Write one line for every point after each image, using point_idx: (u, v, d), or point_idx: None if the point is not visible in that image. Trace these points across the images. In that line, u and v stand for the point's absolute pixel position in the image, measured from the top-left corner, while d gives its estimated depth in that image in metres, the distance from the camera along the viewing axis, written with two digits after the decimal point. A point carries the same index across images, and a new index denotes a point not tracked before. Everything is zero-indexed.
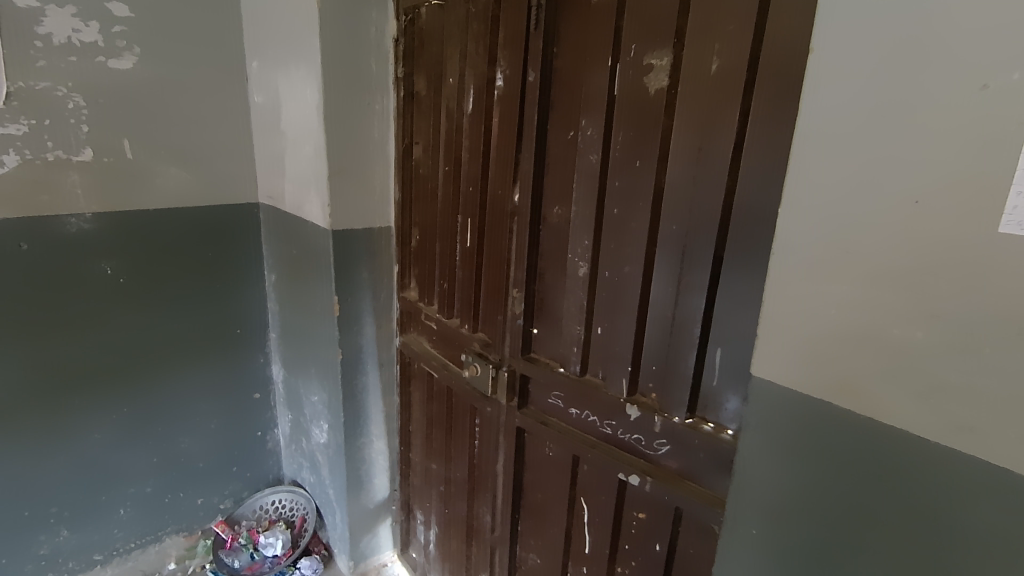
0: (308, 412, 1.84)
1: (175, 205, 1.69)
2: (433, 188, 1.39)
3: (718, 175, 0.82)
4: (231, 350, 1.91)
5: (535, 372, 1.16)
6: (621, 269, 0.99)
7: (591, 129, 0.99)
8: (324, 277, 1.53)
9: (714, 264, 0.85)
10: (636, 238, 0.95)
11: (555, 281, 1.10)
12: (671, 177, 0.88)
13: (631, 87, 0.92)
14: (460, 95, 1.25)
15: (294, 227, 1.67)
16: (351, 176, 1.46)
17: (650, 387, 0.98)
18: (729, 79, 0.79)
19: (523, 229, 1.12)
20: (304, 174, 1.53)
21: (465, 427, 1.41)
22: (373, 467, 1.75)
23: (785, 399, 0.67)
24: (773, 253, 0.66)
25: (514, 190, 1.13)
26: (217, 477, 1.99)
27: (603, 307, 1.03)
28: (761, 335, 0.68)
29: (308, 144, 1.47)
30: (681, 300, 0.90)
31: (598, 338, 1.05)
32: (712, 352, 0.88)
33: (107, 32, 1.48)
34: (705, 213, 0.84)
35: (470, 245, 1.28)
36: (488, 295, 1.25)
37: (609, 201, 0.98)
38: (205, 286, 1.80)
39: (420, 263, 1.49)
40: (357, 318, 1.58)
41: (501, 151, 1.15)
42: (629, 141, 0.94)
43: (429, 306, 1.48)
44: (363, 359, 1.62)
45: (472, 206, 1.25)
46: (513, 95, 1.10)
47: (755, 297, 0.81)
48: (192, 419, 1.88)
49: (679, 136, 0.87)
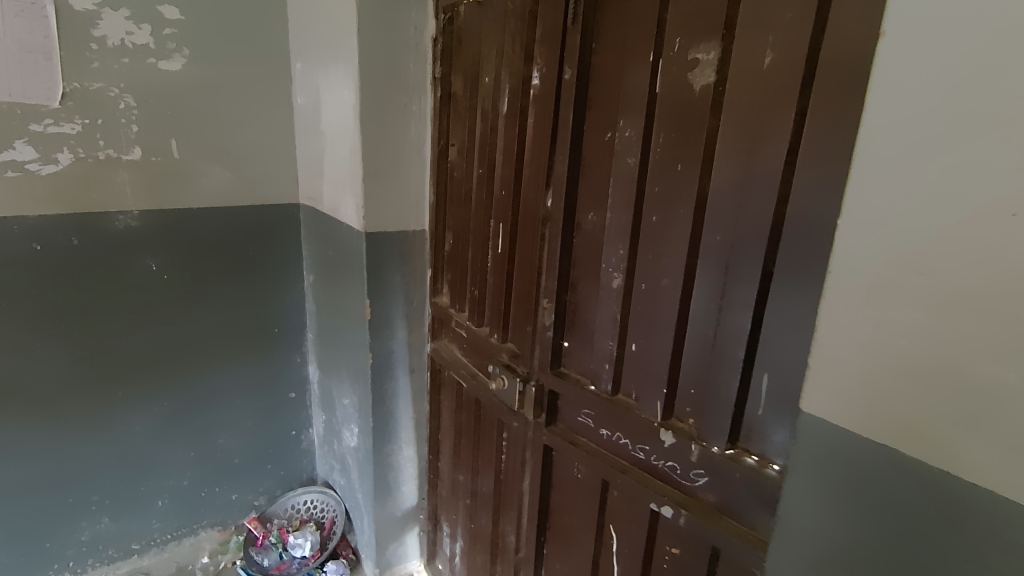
0: (340, 415, 1.83)
1: (219, 205, 1.73)
2: (467, 190, 1.34)
3: (770, 180, 0.73)
4: (269, 349, 1.93)
5: (564, 388, 1.09)
6: (658, 282, 0.91)
7: (630, 128, 0.91)
8: (357, 279, 1.51)
9: (762, 280, 0.76)
10: (675, 249, 0.87)
11: (588, 292, 1.03)
12: (716, 182, 0.81)
13: (674, 84, 0.84)
14: (495, 95, 1.19)
15: (331, 227, 1.66)
16: (387, 177, 1.44)
17: (687, 412, 0.90)
18: (785, 74, 0.70)
19: (555, 236, 1.06)
20: (342, 176, 1.52)
21: (492, 441, 1.35)
22: (401, 473, 1.73)
23: (836, 441, 0.58)
24: (831, 269, 0.57)
25: (547, 194, 1.07)
26: (252, 473, 2.01)
27: (637, 322, 0.95)
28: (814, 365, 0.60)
29: (345, 144, 1.46)
30: (724, 319, 0.82)
31: (633, 355, 0.97)
32: (758, 378, 0.80)
33: (159, 34, 1.52)
34: (753, 223, 0.76)
35: (501, 251, 1.22)
36: (518, 304, 1.19)
37: (647, 208, 0.91)
38: (245, 284, 1.83)
39: (452, 267, 1.45)
40: (388, 322, 1.55)
41: (535, 152, 1.09)
42: (670, 143, 0.86)
43: (460, 312, 1.44)
44: (394, 364, 1.60)
45: (504, 212, 1.20)
46: (549, 95, 1.04)
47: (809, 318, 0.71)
48: (229, 415, 1.91)
49: (727, 137, 0.78)
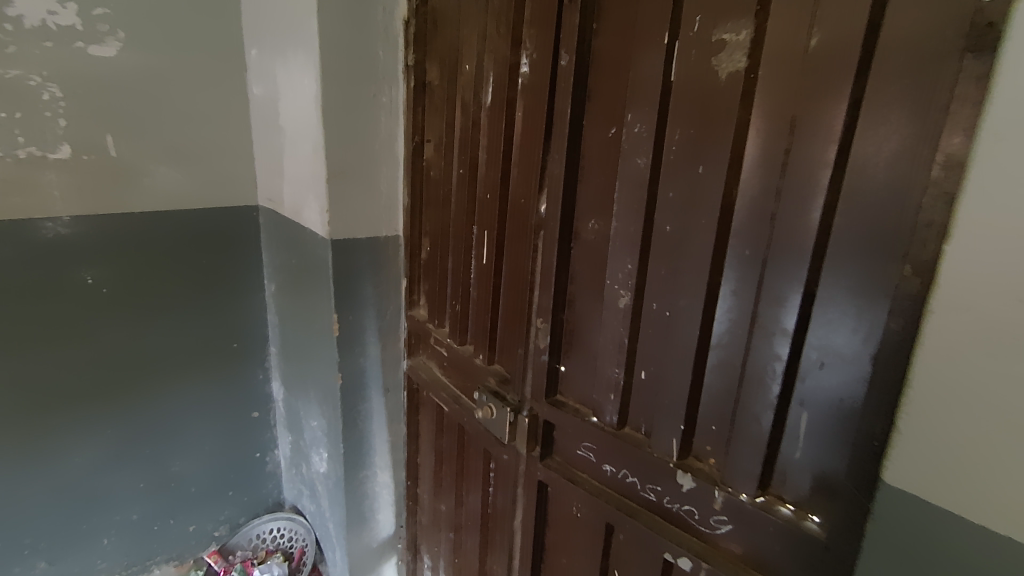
0: (307, 437, 1.67)
1: (165, 208, 1.54)
2: (446, 192, 1.20)
3: (815, 186, 0.62)
4: (228, 365, 1.75)
5: (562, 419, 0.96)
6: (673, 303, 0.79)
7: (639, 123, 0.79)
8: (323, 291, 1.35)
9: (802, 303, 0.65)
10: (694, 264, 0.75)
11: (589, 312, 0.90)
12: (744, 188, 0.69)
13: (694, 71, 0.72)
14: (477, 85, 1.05)
15: (293, 233, 1.50)
16: (356, 177, 1.29)
17: (708, 451, 0.79)
18: (837, 58, 0.59)
19: (550, 247, 0.92)
20: (303, 176, 1.36)
21: (477, 471, 1.21)
22: (376, 501, 1.59)
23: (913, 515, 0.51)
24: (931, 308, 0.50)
25: (540, 199, 0.93)
26: (211, 501, 1.84)
27: (648, 347, 0.83)
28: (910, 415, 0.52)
29: (307, 141, 1.30)
30: (754, 346, 0.71)
31: (642, 384, 0.85)
32: (796, 416, 0.68)
33: (87, 15, 1.32)
34: (792, 236, 0.65)
35: (486, 262, 1.08)
36: (506, 322, 1.05)
37: (659, 216, 0.78)
38: (198, 296, 1.65)
39: (430, 276, 1.30)
40: (359, 338, 1.40)
41: (525, 151, 0.95)
42: (688, 141, 0.73)
43: (439, 327, 1.30)
44: (366, 383, 1.45)
45: (489, 217, 1.06)
46: (541, 84, 0.90)
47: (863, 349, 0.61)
48: (184, 440, 1.73)
49: (760, 134, 0.66)
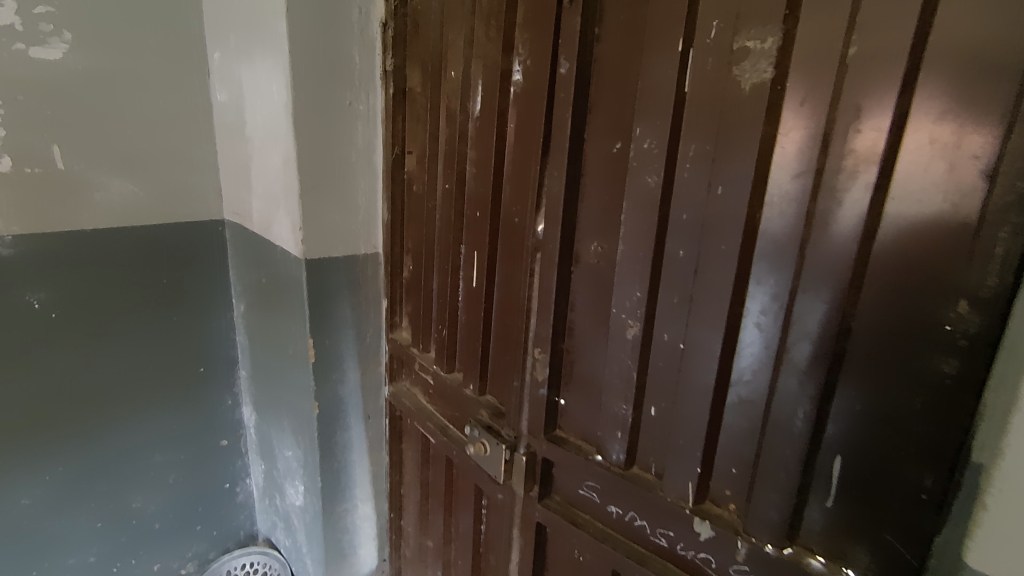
0: (281, 467, 1.56)
1: (120, 225, 1.42)
2: (430, 207, 1.10)
3: (852, 210, 0.56)
4: (193, 391, 1.63)
5: (562, 458, 0.88)
6: (688, 334, 0.72)
7: (649, 138, 0.72)
8: (297, 314, 1.25)
9: (835, 340, 0.59)
10: (713, 294, 0.68)
11: (594, 341, 0.83)
12: (770, 211, 0.62)
13: (711, 82, 0.65)
14: (464, 93, 0.97)
15: (262, 251, 1.39)
16: (332, 191, 1.19)
17: (727, 495, 0.72)
18: (879, 70, 0.52)
19: (548, 271, 0.84)
20: (273, 190, 1.26)
21: (468, 508, 1.12)
22: (357, 535, 1.48)
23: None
24: None
25: (537, 218, 0.85)
26: (178, 538, 1.71)
27: (660, 381, 0.76)
28: (989, 480, 0.52)
29: (276, 152, 1.20)
30: (780, 386, 0.64)
31: (653, 422, 0.78)
32: (828, 462, 0.62)
33: (28, 14, 1.20)
34: (825, 265, 0.58)
35: (475, 284, 1.00)
36: (499, 350, 0.97)
37: (671, 240, 0.71)
38: (159, 318, 1.53)
39: (413, 297, 1.21)
40: (336, 363, 1.30)
41: (518, 166, 0.87)
42: (705, 159, 0.67)
43: (423, 352, 1.21)
44: (345, 411, 1.35)
45: (479, 236, 0.97)
46: (537, 94, 0.83)
47: (910, 391, 0.55)
48: (145, 474, 1.60)
49: (789, 153, 0.60)
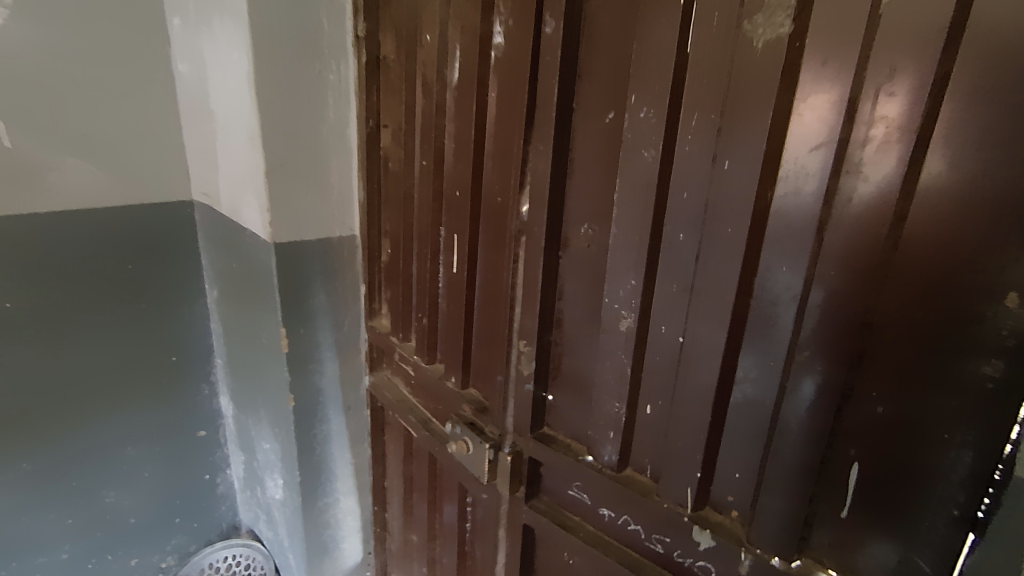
0: (261, 460, 1.50)
1: (77, 207, 1.31)
2: (408, 186, 1.02)
3: (880, 187, 0.48)
4: (166, 382, 1.56)
5: (550, 458, 0.82)
6: (689, 328, 0.64)
7: (646, 107, 0.64)
8: (269, 302, 1.17)
9: (855, 336, 0.52)
10: (717, 284, 0.61)
11: (585, 333, 0.76)
12: (784, 189, 0.54)
13: (718, 42, 0.57)
14: (442, 59, 0.88)
15: (231, 234, 1.30)
16: (302, 170, 1.10)
17: (730, 501, 0.66)
18: (919, 22, 0.44)
19: (534, 257, 0.77)
20: (239, 169, 1.16)
21: (453, 507, 1.06)
22: (341, 530, 1.43)
23: None
24: None
25: (522, 199, 0.77)
26: (157, 532, 1.65)
27: (658, 378, 0.69)
28: None
29: (241, 128, 1.10)
30: (790, 385, 0.57)
31: (649, 422, 0.72)
32: (844, 470, 0.55)
33: None
34: (845, 250, 0.51)
35: (457, 271, 0.92)
36: (482, 342, 0.89)
37: (671, 222, 0.64)
38: (126, 307, 1.44)
39: (392, 283, 1.13)
40: (313, 353, 1.22)
41: (501, 141, 0.79)
42: (710, 130, 0.59)
43: (403, 341, 1.13)
44: (323, 403, 1.28)
45: (459, 219, 0.89)
46: (520, 59, 0.74)
47: (942, 392, 0.48)
48: (118, 469, 1.53)
49: (808, 123, 0.52)
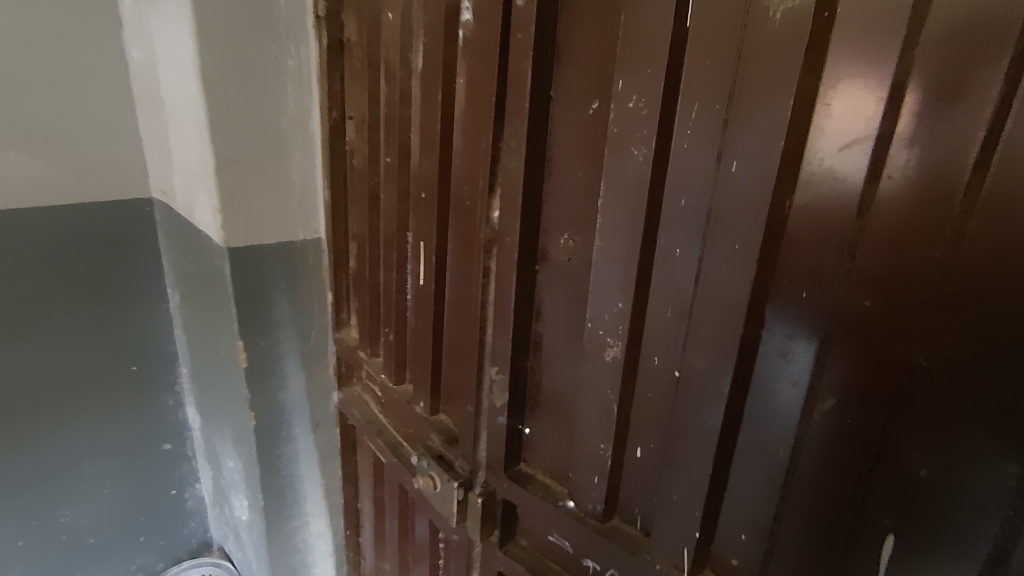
0: (226, 478, 1.39)
1: (19, 204, 1.21)
2: (373, 185, 0.90)
3: (931, 197, 0.38)
4: (126, 393, 1.45)
5: (526, 501, 0.71)
6: (687, 360, 0.54)
7: (636, 95, 0.52)
8: (225, 311, 1.06)
9: (894, 378, 0.41)
10: (721, 309, 0.50)
11: (566, 359, 0.65)
12: (808, 196, 0.44)
13: (723, 12, 0.45)
14: (405, 40, 0.76)
15: (187, 235, 1.19)
16: (258, 166, 0.99)
17: (734, 565, 0.56)
18: None
19: (505, 271, 0.66)
20: (192, 164, 1.05)
21: (424, 542, 0.96)
22: (311, 554, 1.33)
23: None
24: None
25: (492, 203, 0.66)
26: (119, 552, 1.54)
27: (649, 417, 0.59)
28: None
29: (190, 118, 0.99)
30: (810, 437, 0.47)
31: (640, 466, 0.61)
32: (874, 545, 0.45)
33: None
34: (883, 276, 0.41)
35: (423, 283, 0.81)
36: (452, 364, 0.79)
37: (666, 233, 0.53)
38: (79, 313, 1.33)
39: (359, 292, 1.03)
40: (275, 367, 1.12)
41: (469, 135, 0.68)
42: (713, 123, 0.48)
43: (371, 357, 1.03)
44: (288, 421, 1.17)
45: (426, 224, 0.78)
46: (489, 38, 0.63)
47: (997, 459, 0.37)
48: (73, 486, 1.42)
49: (840, 113, 0.41)
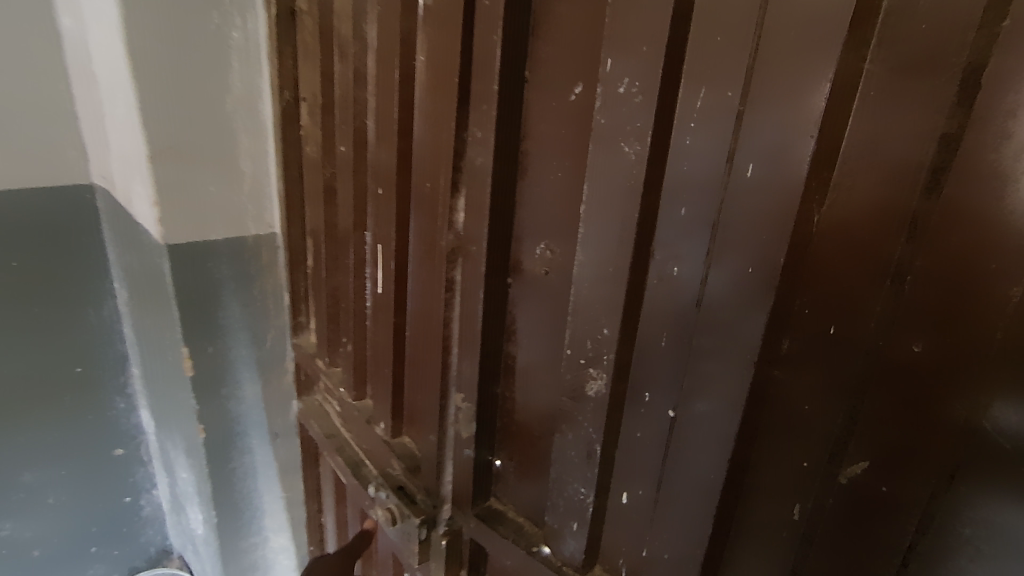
0: (180, 488, 1.29)
1: None
2: (328, 177, 0.80)
3: (1009, 221, 0.29)
4: (71, 396, 1.34)
5: (495, 544, 0.62)
6: (684, 401, 0.45)
7: (628, 78, 0.43)
8: (167, 315, 0.95)
9: (946, 440, 0.33)
10: (728, 345, 0.41)
11: (543, 388, 0.56)
12: (841, 208, 0.35)
13: None
14: (359, 10, 0.65)
15: (128, 228, 1.07)
16: (200, 154, 0.88)
17: None
18: None
19: (472, 285, 0.56)
20: (127, 150, 0.94)
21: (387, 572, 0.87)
22: (272, 571, 1.24)
23: None
24: None
25: (457, 205, 0.57)
26: (67, 564, 1.44)
27: (638, 461, 0.50)
28: None
29: (121, 98, 0.88)
30: (833, 503, 0.39)
31: (625, 514, 0.52)
32: None
33: None
34: (939, 318, 0.32)
35: (382, 292, 0.71)
36: (414, 385, 0.69)
37: (663, 248, 0.43)
38: (13, 311, 1.22)
39: (317, 294, 0.92)
40: (226, 376, 1.02)
41: (429, 124, 0.57)
42: (724, 115, 0.38)
43: (330, 367, 0.93)
44: (242, 432, 1.07)
45: (384, 225, 0.68)
46: (452, 7, 0.52)
47: None
48: (14, 496, 1.31)
49: (892, 104, 0.32)
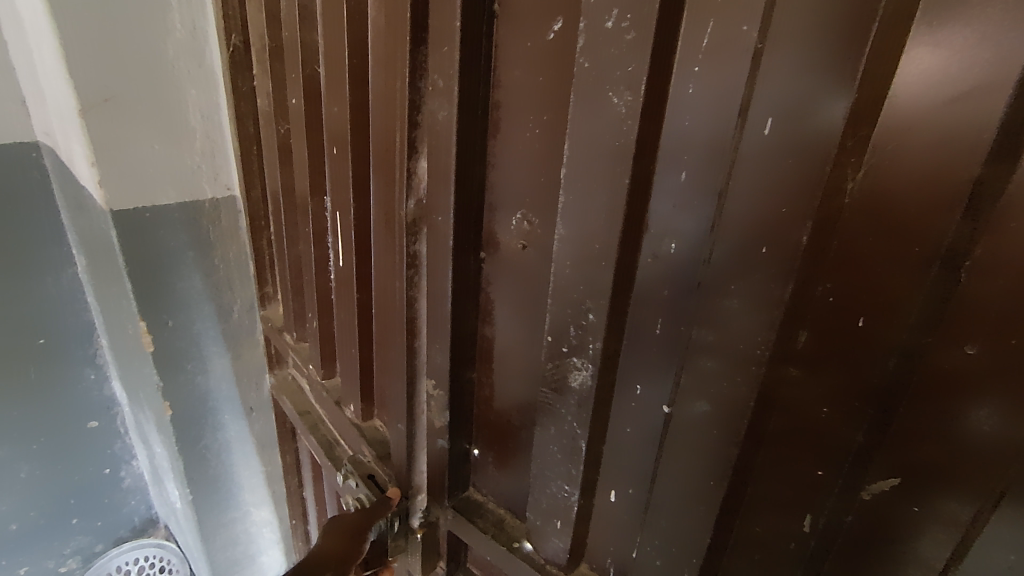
0: (157, 463, 1.25)
1: None
2: (281, 134, 0.71)
3: None
4: (35, 369, 1.27)
5: (473, 538, 0.58)
6: (682, 399, 0.38)
7: (616, 9, 0.34)
8: (121, 287, 0.88)
9: (995, 458, 0.27)
10: (735, 336, 0.34)
11: (522, 375, 0.50)
12: (880, 175, 0.27)
13: None
14: None
15: (74, 190, 0.98)
16: (141, 109, 0.79)
17: None
18: None
19: (438, 261, 0.49)
20: (61, 104, 0.84)
21: None
22: (256, 543, 1.22)
23: None
24: None
25: (419, 167, 0.50)
26: (48, 538, 1.41)
27: (627, 459, 0.44)
28: None
29: (46, 43, 0.77)
30: (853, 519, 0.34)
31: (614, 514, 0.47)
32: None
33: None
34: (1004, 317, 0.26)
35: (344, 265, 0.64)
36: (382, 366, 0.63)
37: (660, 220, 0.36)
38: None
39: (280, 264, 0.85)
40: (190, 350, 0.95)
41: (384, 72, 0.49)
42: (737, 53, 0.30)
43: (298, 342, 0.87)
44: (213, 407, 1.02)
45: (341, 190, 0.60)
46: None
47: None
48: None
49: (958, 37, 0.24)
